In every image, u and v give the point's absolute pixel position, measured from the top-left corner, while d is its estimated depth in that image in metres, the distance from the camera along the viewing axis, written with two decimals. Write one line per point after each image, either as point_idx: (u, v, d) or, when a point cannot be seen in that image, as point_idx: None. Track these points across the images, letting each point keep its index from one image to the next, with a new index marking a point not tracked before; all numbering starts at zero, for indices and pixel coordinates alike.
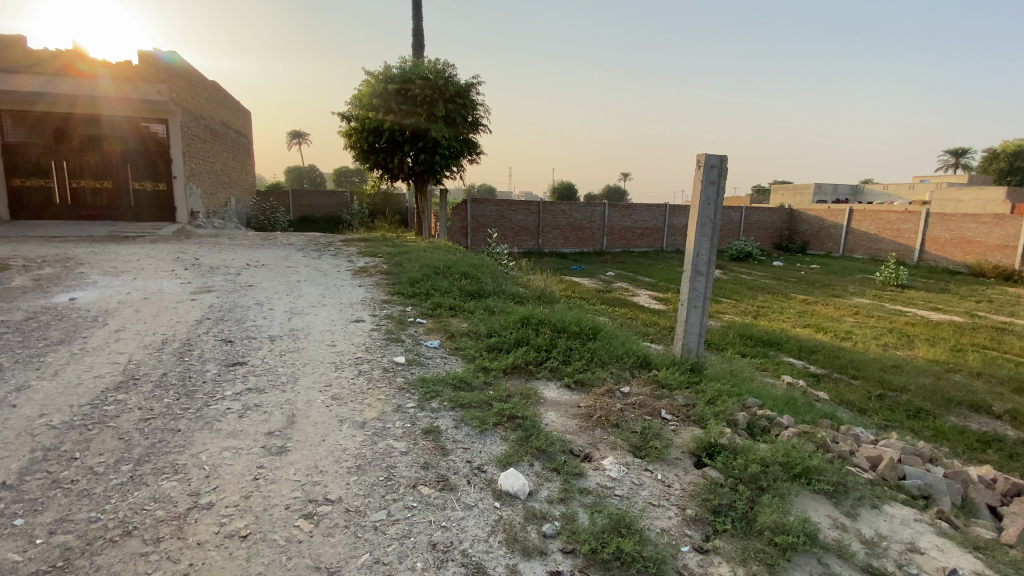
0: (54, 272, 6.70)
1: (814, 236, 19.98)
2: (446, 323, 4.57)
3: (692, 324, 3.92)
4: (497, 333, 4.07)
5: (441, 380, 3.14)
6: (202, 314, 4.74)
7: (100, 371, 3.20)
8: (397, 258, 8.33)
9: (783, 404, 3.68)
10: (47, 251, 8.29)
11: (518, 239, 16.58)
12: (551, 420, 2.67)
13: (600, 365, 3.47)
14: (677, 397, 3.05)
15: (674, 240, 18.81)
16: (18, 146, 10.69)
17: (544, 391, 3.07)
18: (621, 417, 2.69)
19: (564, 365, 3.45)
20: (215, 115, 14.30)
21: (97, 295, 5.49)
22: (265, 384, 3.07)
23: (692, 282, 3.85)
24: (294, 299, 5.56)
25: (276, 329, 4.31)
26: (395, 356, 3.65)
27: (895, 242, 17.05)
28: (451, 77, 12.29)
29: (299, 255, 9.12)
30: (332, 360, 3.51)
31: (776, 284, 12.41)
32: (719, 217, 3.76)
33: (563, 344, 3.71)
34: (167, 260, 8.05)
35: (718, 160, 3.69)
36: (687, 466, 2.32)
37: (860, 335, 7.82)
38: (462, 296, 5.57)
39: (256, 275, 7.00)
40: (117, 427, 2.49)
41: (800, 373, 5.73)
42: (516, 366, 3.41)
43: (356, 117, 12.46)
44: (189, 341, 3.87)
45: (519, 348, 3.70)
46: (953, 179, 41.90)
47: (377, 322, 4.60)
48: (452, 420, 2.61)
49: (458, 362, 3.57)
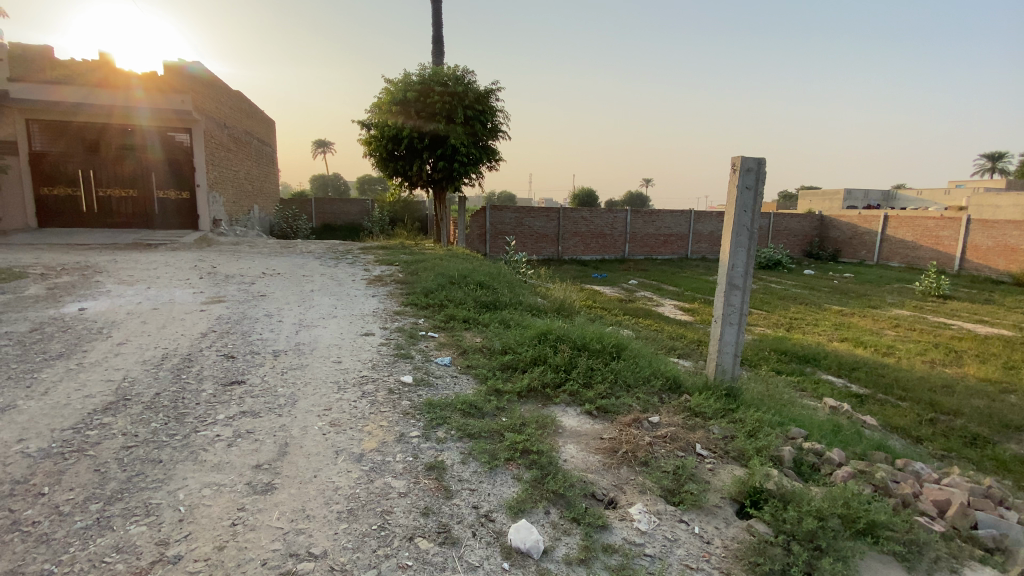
0: (70, 281, 6.67)
1: (845, 244, 19.20)
2: (458, 338, 4.31)
3: (727, 343, 3.57)
4: (512, 350, 3.80)
5: (449, 404, 2.87)
6: (208, 326, 4.59)
7: (92, 391, 3.03)
8: (414, 266, 8.14)
9: (829, 434, 3.32)
10: (69, 259, 8.35)
11: (537, 246, 16.32)
12: (570, 455, 2.38)
13: (625, 389, 3.16)
14: (713, 428, 2.74)
15: (699, 247, 18.28)
16: (47, 155, 10.84)
17: (563, 419, 2.78)
18: (649, 452, 2.40)
19: (584, 388, 3.14)
20: (238, 124, 14.45)
21: (108, 304, 5.40)
22: (261, 406, 2.85)
23: (727, 297, 3.53)
24: (305, 310, 5.38)
25: (282, 343, 4.11)
26: (402, 375, 3.40)
27: (933, 249, 16.23)
28: (471, 83, 12.16)
29: (316, 263, 9.02)
30: (335, 379, 3.28)
31: (809, 294, 11.85)
32: (756, 225, 3.43)
33: (584, 364, 3.41)
34: (184, 269, 8.02)
35: (756, 164, 3.38)
36: (728, 516, 2.00)
37: (903, 350, 7.29)
38: (476, 307, 5.30)
39: (270, 284, 6.88)
40: (94, 457, 2.29)
41: (841, 394, 5.29)
42: (533, 389, 3.13)
43: (375, 124, 12.39)
44: (190, 356, 3.69)
45: (536, 368, 3.41)
46: (991, 184, 40.19)
47: (387, 336, 4.38)
48: (458, 454, 2.34)
49: (470, 384, 3.30)
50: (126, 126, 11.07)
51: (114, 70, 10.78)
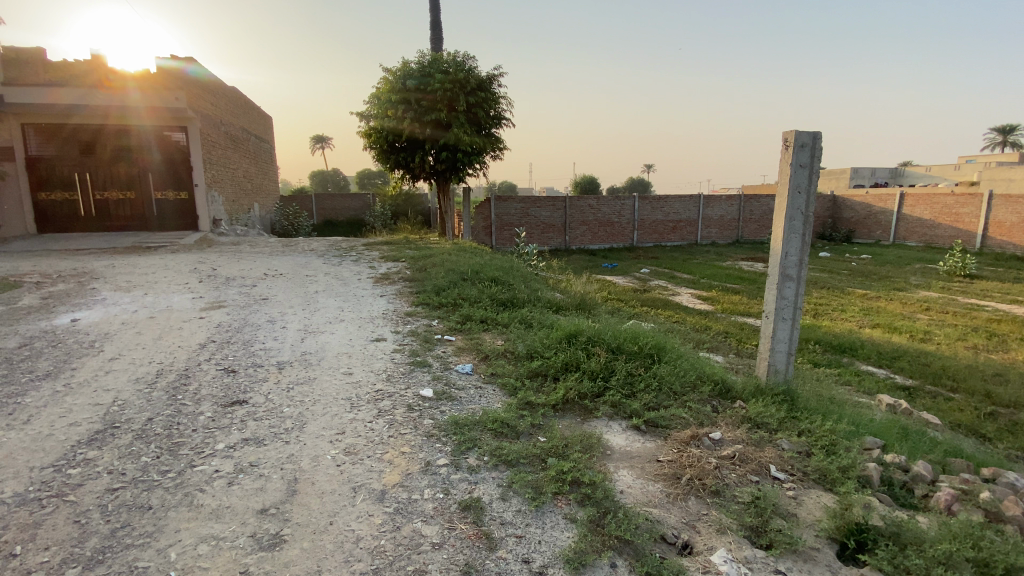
0: (66, 289, 6.35)
1: (860, 224, 18.69)
2: (478, 341, 3.96)
3: (780, 341, 3.22)
4: (539, 353, 3.45)
5: (479, 422, 2.54)
6: (208, 336, 4.25)
7: (78, 417, 2.69)
8: (421, 262, 7.78)
9: (899, 439, 2.99)
10: (66, 265, 8.04)
11: (544, 237, 15.91)
12: (626, 484, 2.04)
13: (674, 399, 2.82)
14: (782, 444, 2.42)
15: (709, 232, 17.85)
16: (43, 159, 10.49)
17: (610, 437, 2.43)
18: (719, 480, 2.07)
19: (628, 398, 2.79)
20: (235, 122, 14.05)
21: (103, 314, 5.08)
22: (265, 432, 2.51)
23: (780, 289, 3.17)
24: (310, 314, 5.04)
25: (287, 353, 3.77)
26: (421, 388, 3.04)
27: (953, 227, 15.74)
28: (472, 69, 11.70)
29: (320, 261, 8.69)
30: (347, 396, 2.93)
31: (830, 278, 11.43)
32: (812, 207, 3.06)
33: (623, 369, 3.05)
34: (183, 272, 7.69)
35: (811, 138, 3.01)
36: (831, 563, 1.67)
37: (942, 336, 6.89)
38: (493, 306, 4.94)
39: (272, 286, 6.55)
40: (75, 504, 1.96)
41: (888, 387, 4.93)
42: (569, 400, 2.78)
43: (375, 116, 11.94)
44: (187, 371, 3.36)
45: (569, 376, 3.06)
46: (1002, 158, 39.32)
47: (400, 341, 4.04)
48: (497, 488, 2.01)
49: (498, 395, 2.95)
50: (124, 128, 10.73)
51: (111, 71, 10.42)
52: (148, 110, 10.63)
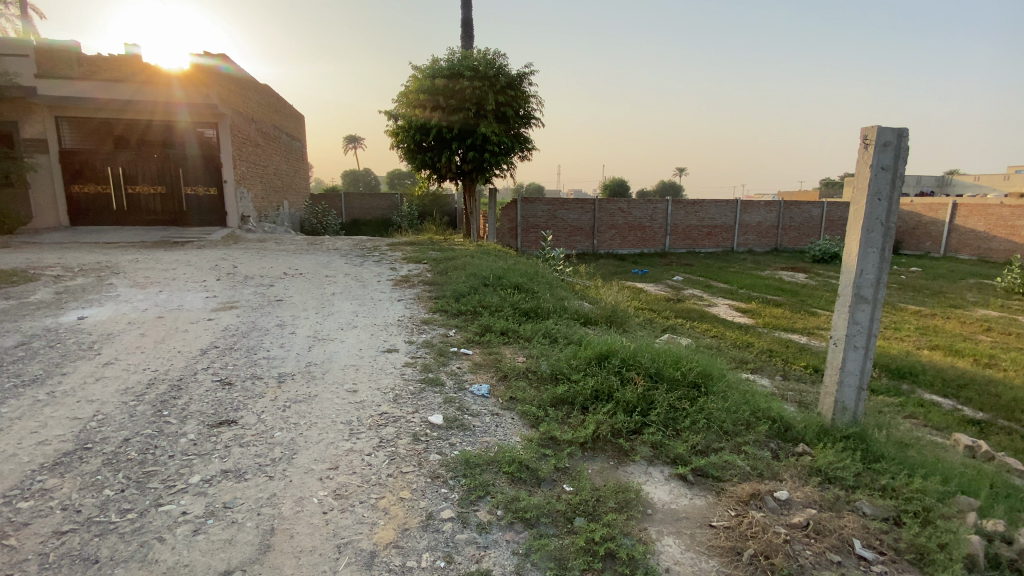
0: (82, 284, 6.24)
1: (907, 235, 17.57)
2: (497, 356, 3.59)
3: (850, 373, 2.77)
4: (567, 375, 3.06)
5: (495, 462, 2.18)
6: (211, 340, 3.99)
7: (48, 435, 2.42)
8: (443, 265, 7.48)
9: (996, 497, 2.50)
10: (90, 259, 8.01)
11: (572, 240, 15.46)
12: (673, 561, 1.65)
13: (726, 444, 2.40)
14: (862, 508, 1.98)
15: (745, 240, 17.11)
16: (77, 152, 10.59)
17: (651, 491, 2.04)
18: (792, 560, 1.65)
19: (670, 439, 2.39)
20: (267, 119, 14.06)
21: (112, 312, 4.89)
22: (249, 462, 2.19)
23: (854, 311, 2.71)
24: (323, 318, 4.75)
25: (291, 363, 3.46)
26: (430, 413, 2.69)
27: (1009, 240, 14.58)
28: (502, 67, 11.38)
29: (341, 261, 8.47)
30: (347, 419, 2.59)
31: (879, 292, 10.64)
32: (894, 217, 2.62)
33: (664, 402, 2.64)
34: (204, 269, 7.57)
35: (895, 136, 2.56)
36: None
37: (1010, 361, 6.16)
38: (516, 316, 4.57)
39: (289, 287, 6.32)
40: (14, 550, 1.66)
41: (956, 421, 4.32)
42: (602, 438, 2.40)
43: (403, 115, 11.73)
44: (181, 382, 3.07)
45: (600, 407, 2.66)
46: None
47: (413, 353, 3.70)
48: (511, 557, 1.65)
49: (519, 426, 2.57)
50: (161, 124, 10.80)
51: (153, 68, 10.43)
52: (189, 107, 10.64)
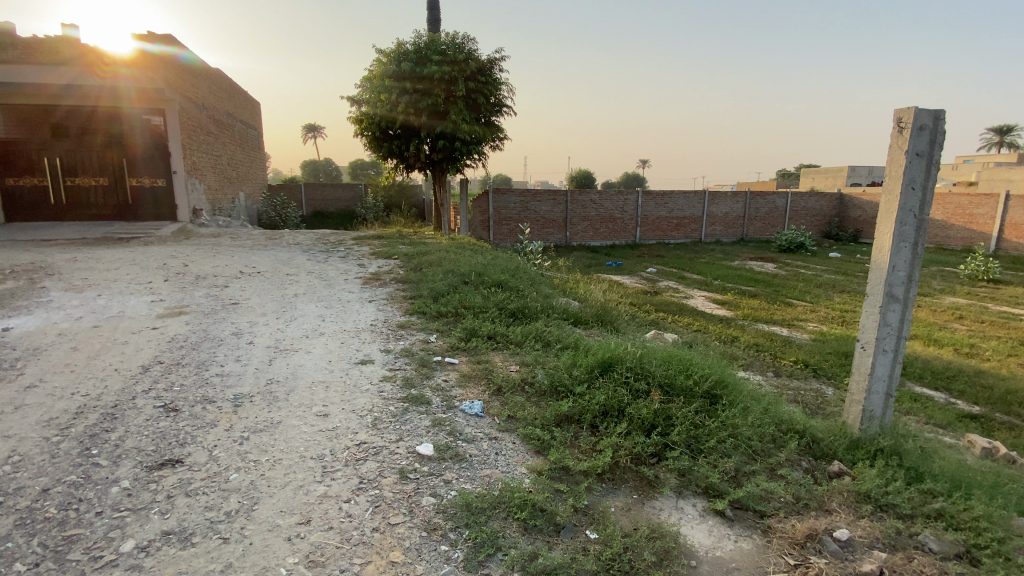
0: (6, 288, 5.50)
1: (868, 224, 17.75)
2: (487, 365, 3.23)
3: (878, 379, 2.58)
4: (569, 388, 2.72)
5: (502, 503, 1.84)
6: (156, 354, 3.46)
7: None
8: (415, 260, 7.04)
9: None
10: (20, 258, 7.16)
11: (544, 232, 15.15)
12: None
13: (759, 468, 2.14)
14: (927, 543, 1.74)
15: (714, 230, 17.23)
16: (8, 141, 9.60)
17: (688, 533, 1.76)
18: None
19: (699, 465, 2.10)
20: (220, 107, 13.10)
21: (40, 321, 4.26)
22: (197, 519, 1.76)
23: (884, 312, 2.51)
24: (286, 324, 4.26)
25: (249, 382, 2.99)
26: (417, 441, 2.30)
27: (966, 228, 15.11)
28: (472, 51, 10.89)
29: (304, 258, 7.89)
30: (318, 454, 2.19)
31: (848, 281, 10.79)
32: (928, 209, 2.41)
33: (686, 418, 2.35)
34: (151, 268, 6.86)
35: (932, 119, 2.34)
36: None
37: (990, 350, 6.21)
38: (501, 318, 4.21)
39: (247, 288, 5.73)
40: None
41: (955, 416, 4.23)
42: (622, 466, 2.09)
43: (367, 101, 11.07)
44: (116, 409, 2.57)
45: (613, 426, 2.35)
46: (999, 158, 39.04)
47: (391, 365, 3.29)
48: None
49: (522, 454, 2.22)
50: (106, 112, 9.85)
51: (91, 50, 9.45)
52: (139, 95, 9.72)
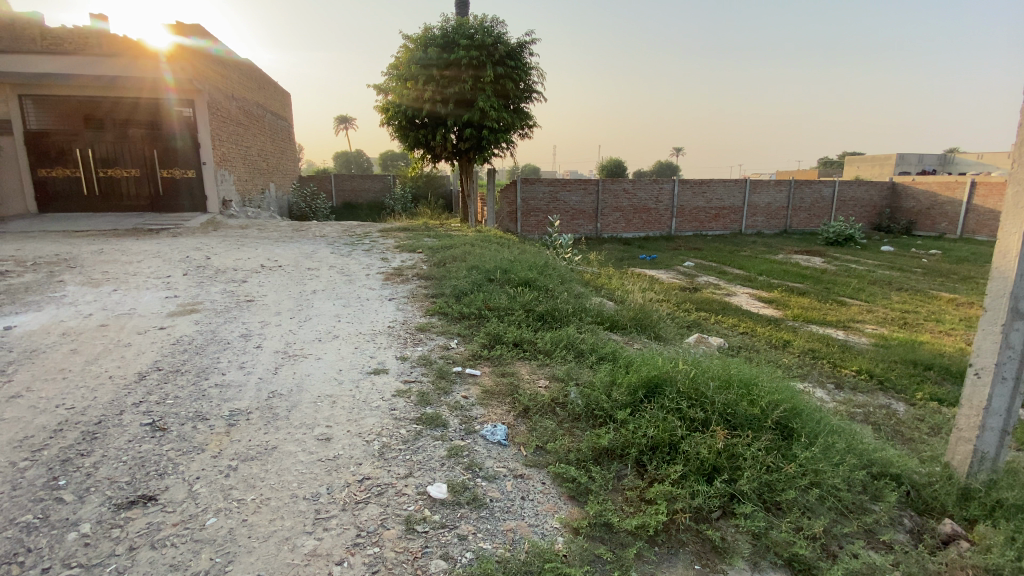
0: (27, 282, 5.41)
1: (922, 215, 16.58)
2: (513, 379, 2.84)
3: (996, 416, 2.08)
4: (609, 414, 2.31)
5: (531, 573, 1.48)
6: (157, 358, 3.22)
7: None
8: (440, 255, 6.70)
9: None
10: (47, 250, 7.15)
11: (574, 224, 14.64)
12: None
13: (852, 531, 1.72)
14: None
15: (755, 221, 16.34)
16: (45, 133, 9.60)
17: None
18: None
19: (777, 527, 1.67)
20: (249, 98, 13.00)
21: (48, 319, 4.09)
22: None
23: (1005, 333, 2.00)
24: (299, 325, 3.97)
25: (249, 395, 2.69)
26: (431, 479, 1.94)
27: None
28: (501, 35, 10.43)
29: (327, 251, 7.66)
30: (314, 492, 1.85)
31: (904, 277, 9.96)
32: None
33: (757, 460, 1.91)
34: (173, 261, 6.72)
35: None
36: None
37: None
38: (529, 320, 3.83)
39: (264, 283, 5.50)
40: None
41: None
42: (681, 527, 1.69)
43: (393, 89, 10.75)
44: (98, 427, 2.30)
45: (665, 468, 1.93)
46: None
47: (406, 375, 2.95)
48: None
49: (555, 499, 1.84)
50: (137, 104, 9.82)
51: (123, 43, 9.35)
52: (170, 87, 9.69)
